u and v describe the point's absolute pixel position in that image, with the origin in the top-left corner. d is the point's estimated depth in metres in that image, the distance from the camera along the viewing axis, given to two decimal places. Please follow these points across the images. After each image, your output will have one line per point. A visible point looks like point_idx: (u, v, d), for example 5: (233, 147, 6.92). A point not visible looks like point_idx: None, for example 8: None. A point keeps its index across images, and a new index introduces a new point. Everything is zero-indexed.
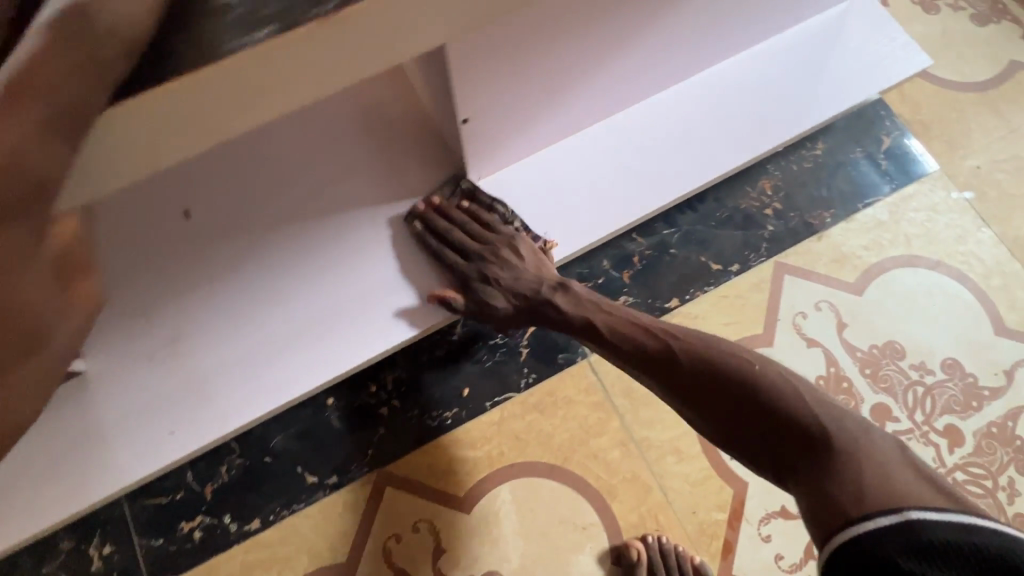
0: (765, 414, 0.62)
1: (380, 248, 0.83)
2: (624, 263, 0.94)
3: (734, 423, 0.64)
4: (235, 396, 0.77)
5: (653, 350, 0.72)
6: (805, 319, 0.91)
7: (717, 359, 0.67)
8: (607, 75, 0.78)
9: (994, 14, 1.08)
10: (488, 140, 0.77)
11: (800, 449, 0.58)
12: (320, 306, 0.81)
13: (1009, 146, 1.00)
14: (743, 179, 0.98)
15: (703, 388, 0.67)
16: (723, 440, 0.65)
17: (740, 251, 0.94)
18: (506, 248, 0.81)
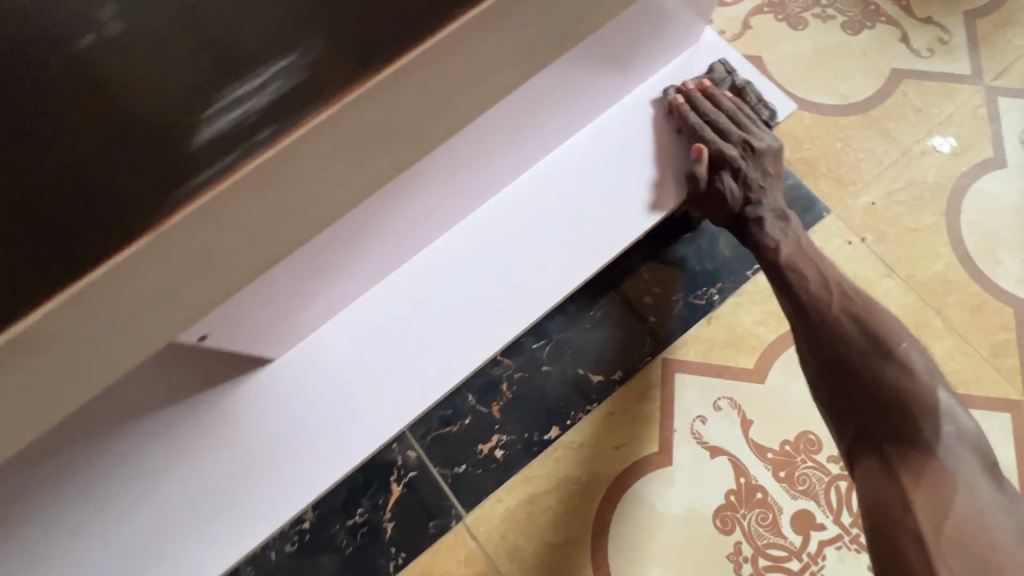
0: (876, 397, 0.59)
1: (253, 406, 0.69)
2: (492, 393, 0.81)
3: (842, 391, 0.62)
4: None
5: (813, 295, 0.67)
6: (705, 423, 0.79)
7: (849, 326, 0.64)
8: (407, 215, 0.60)
9: (867, 18, 0.96)
10: (264, 337, 0.60)
11: (892, 435, 0.57)
12: (197, 486, 0.67)
13: (904, 172, 0.89)
14: (615, 265, 0.85)
15: (825, 351, 0.64)
16: (823, 396, 0.64)
17: (622, 354, 0.82)
18: (755, 142, 0.75)
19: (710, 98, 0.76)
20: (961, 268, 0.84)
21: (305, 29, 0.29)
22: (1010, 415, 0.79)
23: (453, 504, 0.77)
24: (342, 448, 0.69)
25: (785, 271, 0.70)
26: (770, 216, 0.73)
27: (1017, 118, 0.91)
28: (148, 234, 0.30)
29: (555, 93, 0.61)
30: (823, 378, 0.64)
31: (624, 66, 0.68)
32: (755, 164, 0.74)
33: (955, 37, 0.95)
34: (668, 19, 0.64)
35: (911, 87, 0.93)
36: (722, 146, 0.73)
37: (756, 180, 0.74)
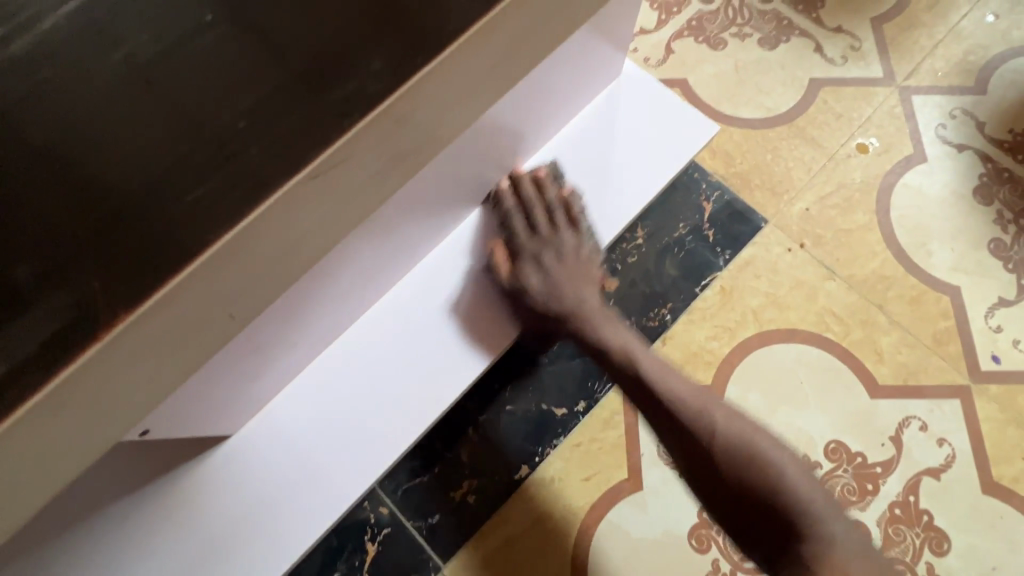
0: (739, 487, 0.54)
1: (245, 470, 0.68)
2: (458, 439, 0.81)
3: (709, 482, 0.57)
4: None
5: (692, 404, 0.60)
6: None
7: (702, 416, 0.59)
8: (359, 278, 0.60)
9: (782, 32, 1.01)
10: (215, 417, 0.58)
11: (779, 534, 0.51)
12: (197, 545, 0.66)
13: (832, 175, 0.93)
14: None
15: (696, 455, 0.58)
16: (694, 482, 0.58)
17: (583, 385, 0.83)
18: (561, 245, 0.74)
19: (520, 190, 0.75)
20: (896, 263, 0.88)
21: (220, 134, 0.34)
22: (958, 400, 0.82)
23: (431, 555, 0.77)
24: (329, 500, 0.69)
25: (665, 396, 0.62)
26: (588, 309, 0.72)
27: (932, 113, 0.95)
28: (222, 207, 0.33)
29: (492, 146, 0.62)
30: (721, 501, 0.56)
31: (552, 108, 0.70)
32: (557, 260, 0.74)
33: (865, 43, 1.00)
34: (444, 193, 0.62)
35: (830, 93, 0.97)
36: (520, 245, 0.73)
37: (578, 291, 0.73)
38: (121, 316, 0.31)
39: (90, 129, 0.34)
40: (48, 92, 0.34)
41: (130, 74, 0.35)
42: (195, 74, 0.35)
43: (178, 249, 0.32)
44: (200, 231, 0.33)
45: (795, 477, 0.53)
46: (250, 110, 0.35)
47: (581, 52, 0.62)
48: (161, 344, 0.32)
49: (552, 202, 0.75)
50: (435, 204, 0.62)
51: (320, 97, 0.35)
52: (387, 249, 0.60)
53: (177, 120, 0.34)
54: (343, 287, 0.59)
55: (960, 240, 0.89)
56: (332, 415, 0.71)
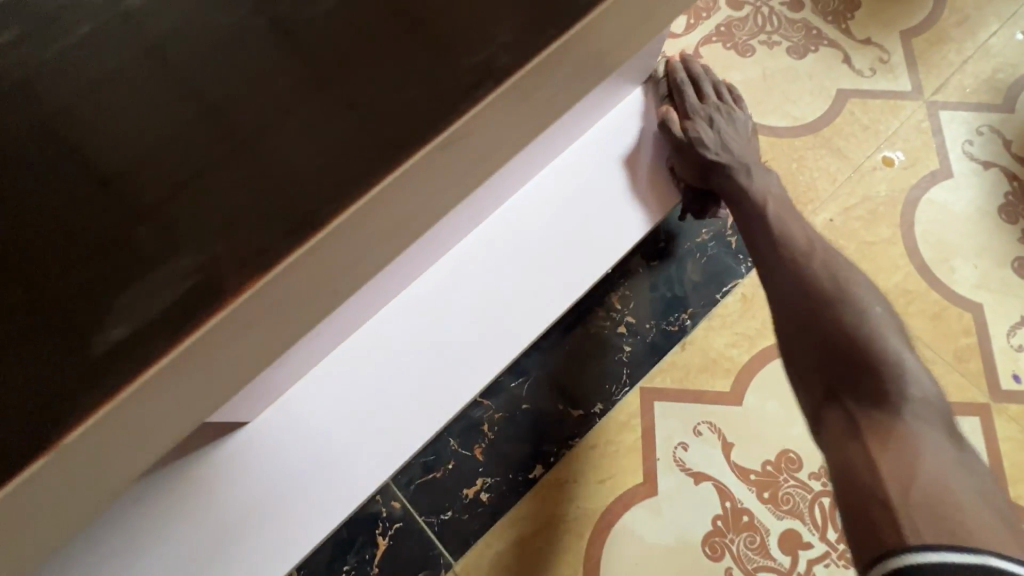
0: (828, 344, 0.56)
1: (266, 462, 0.68)
2: (473, 436, 0.80)
3: (797, 336, 0.58)
4: None
5: (800, 272, 0.62)
6: (686, 450, 0.80)
7: (808, 278, 0.61)
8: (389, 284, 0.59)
9: (810, 41, 1.01)
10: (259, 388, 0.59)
11: (852, 390, 0.53)
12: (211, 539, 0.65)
13: (857, 187, 0.92)
14: (588, 297, 0.86)
15: (791, 313, 0.60)
16: (782, 339, 0.60)
17: (600, 386, 0.82)
18: (728, 113, 0.76)
19: (697, 65, 0.77)
20: (919, 277, 0.87)
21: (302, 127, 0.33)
22: (978, 418, 0.81)
23: (441, 552, 0.77)
24: (344, 497, 0.69)
25: (777, 252, 0.65)
26: (751, 163, 0.74)
27: (958, 129, 0.95)
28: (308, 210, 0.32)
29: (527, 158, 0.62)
30: (801, 356, 0.58)
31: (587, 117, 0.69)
32: (726, 122, 0.75)
33: (893, 56, 0.99)
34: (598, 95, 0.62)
35: (857, 105, 0.97)
36: (692, 105, 0.75)
37: (742, 154, 0.74)
38: (183, 335, 0.30)
39: (160, 118, 0.32)
40: (69, 100, 0.31)
41: (170, 69, 0.32)
42: (221, 79, 0.33)
43: (265, 248, 0.31)
44: (287, 231, 0.32)
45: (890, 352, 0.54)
46: (307, 108, 0.33)
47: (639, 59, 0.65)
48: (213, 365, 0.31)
49: (719, 82, 0.78)
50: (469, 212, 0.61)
51: (356, 104, 0.34)
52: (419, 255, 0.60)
53: (248, 116, 0.33)
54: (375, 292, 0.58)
55: (985, 256, 0.88)
56: (371, 390, 0.71)
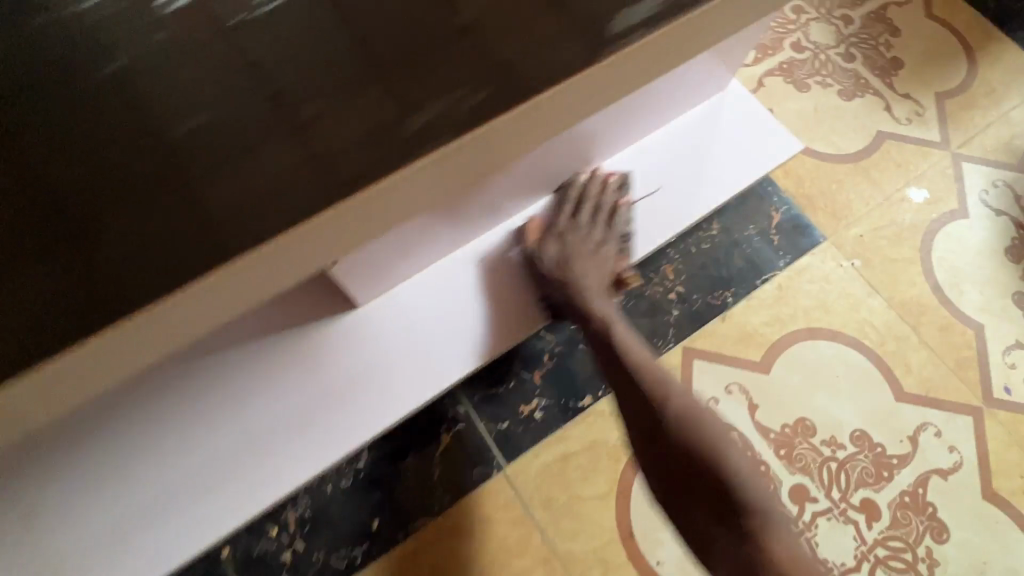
0: (698, 475, 0.68)
1: (365, 344, 0.81)
2: (535, 363, 0.92)
3: (676, 469, 0.70)
4: (190, 519, 0.74)
5: (673, 405, 0.73)
6: (717, 404, 0.92)
7: (672, 414, 0.72)
8: (509, 178, 0.73)
9: (858, 88, 1.17)
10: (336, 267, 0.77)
11: (722, 516, 0.65)
12: (299, 402, 0.78)
13: (886, 212, 1.07)
14: (645, 265, 0.99)
15: (668, 448, 0.71)
16: (659, 467, 0.72)
17: (648, 339, 0.95)
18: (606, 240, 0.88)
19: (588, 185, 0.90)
20: (932, 295, 1.01)
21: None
22: (971, 418, 0.93)
23: (495, 455, 0.87)
24: (427, 377, 0.81)
25: (638, 375, 0.76)
26: (590, 292, 0.84)
27: (977, 180, 1.10)
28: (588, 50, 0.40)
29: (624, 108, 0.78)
30: (683, 488, 0.69)
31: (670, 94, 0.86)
32: (596, 249, 0.87)
33: (928, 111, 1.15)
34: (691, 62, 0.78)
35: (893, 146, 1.12)
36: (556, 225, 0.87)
37: (589, 274, 0.85)
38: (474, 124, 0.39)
39: None
40: None
41: None
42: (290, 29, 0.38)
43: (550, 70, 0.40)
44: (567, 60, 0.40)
45: (742, 475, 0.68)
46: None
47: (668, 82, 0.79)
48: (159, 327, 0.37)
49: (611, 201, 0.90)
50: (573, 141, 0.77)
51: None
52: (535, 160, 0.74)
53: None
54: (498, 186, 0.74)
55: (989, 286, 1.02)
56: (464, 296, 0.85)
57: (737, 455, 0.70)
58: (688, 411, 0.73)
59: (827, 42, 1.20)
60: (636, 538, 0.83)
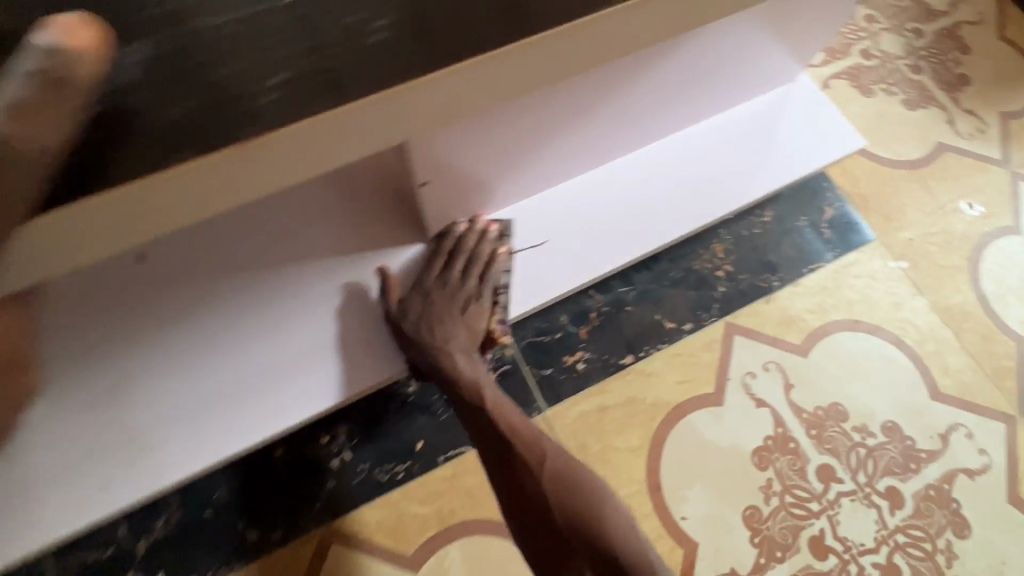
0: (579, 551, 0.71)
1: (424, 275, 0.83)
2: (582, 319, 0.96)
3: (552, 547, 0.73)
4: (231, 419, 0.76)
5: (557, 479, 0.74)
6: (754, 378, 0.94)
7: (546, 488, 0.73)
8: (589, 129, 0.78)
9: (923, 100, 1.19)
10: (395, 172, 0.79)
11: None
12: (352, 322, 0.80)
13: (939, 221, 1.08)
14: (697, 242, 1.03)
15: (544, 525, 0.73)
16: (533, 540, 0.74)
17: (693, 310, 0.98)
18: (489, 292, 0.83)
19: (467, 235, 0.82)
20: (977, 304, 1.02)
21: None
22: (1004, 425, 0.94)
23: (535, 396, 0.91)
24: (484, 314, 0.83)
25: (507, 444, 0.76)
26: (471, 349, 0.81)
27: None
28: None
29: (704, 78, 0.83)
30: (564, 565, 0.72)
31: (746, 75, 0.90)
32: (467, 307, 0.82)
33: (991, 129, 1.17)
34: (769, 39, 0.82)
35: (952, 158, 1.14)
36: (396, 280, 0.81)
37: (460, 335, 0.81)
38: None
39: None
40: None
41: None
42: None
43: None
44: None
45: (623, 545, 0.71)
46: None
47: (751, 37, 0.79)
48: (237, 172, 0.39)
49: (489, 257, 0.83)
50: (653, 103, 0.82)
51: None
52: (615, 114, 0.78)
53: None
54: (579, 134, 0.78)
55: None
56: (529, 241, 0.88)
57: (616, 525, 0.73)
58: (572, 484, 0.74)
59: (896, 52, 1.22)
60: (663, 491, 0.87)
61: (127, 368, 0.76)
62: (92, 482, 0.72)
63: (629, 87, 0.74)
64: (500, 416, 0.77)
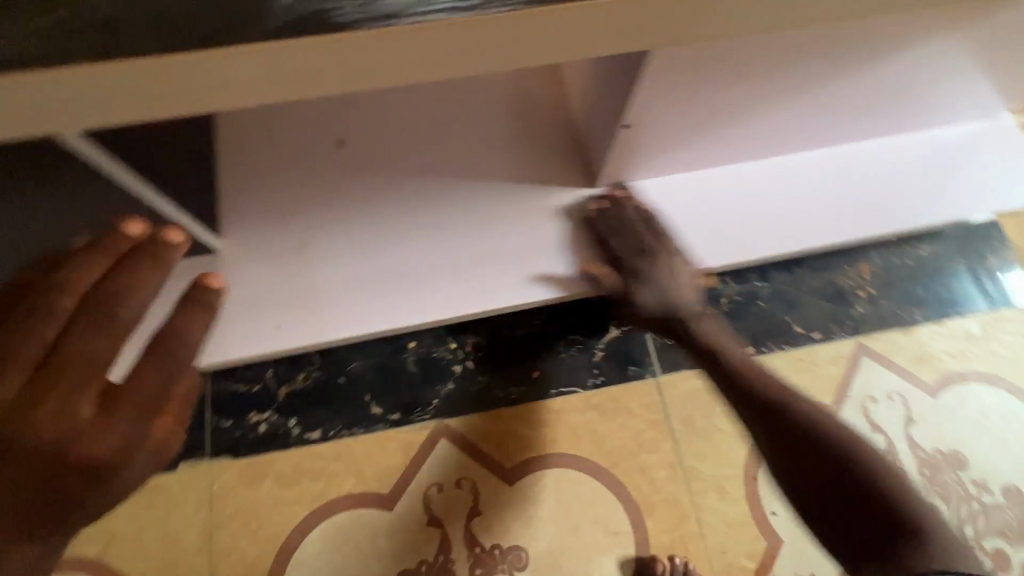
0: (823, 458, 0.63)
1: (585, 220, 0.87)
2: (712, 301, 0.97)
3: (787, 455, 0.65)
4: (391, 302, 0.83)
5: (786, 398, 0.69)
6: (874, 403, 0.93)
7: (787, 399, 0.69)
8: (784, 116, 0.79)
9: None
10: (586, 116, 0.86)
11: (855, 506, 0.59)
12: (511, 244, 0.86)
13: None
14: (844, 257, 1.01)
15: (779, 433, 0.67)
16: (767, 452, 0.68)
17: (825, 321, 0.97)
18: (672, 260, 0.84)
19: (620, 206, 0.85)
20: None
21: None
22: None
23: (652, 361, 0.93)
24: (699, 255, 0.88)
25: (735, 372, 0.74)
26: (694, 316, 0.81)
27: None
28: None
29: (906, 92, 0.81)
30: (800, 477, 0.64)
31: (950, 99, 0.87)
32: (668, 274, 0.83)
33: None
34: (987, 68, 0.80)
35: None
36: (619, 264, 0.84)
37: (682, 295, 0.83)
38: None
39: None
40: None
41: None
42: None
43: None
44: None
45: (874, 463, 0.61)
46: None
47: (975, 64, 0.78)
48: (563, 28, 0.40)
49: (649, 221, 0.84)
50: (853, 104, 0.81)
51: None
52: (812, 107, 0.78)
53: None
54: (770, 122, 0.80)
55: None
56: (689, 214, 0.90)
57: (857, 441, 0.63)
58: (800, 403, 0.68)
59: None
60: (759, 483, 0.87)
61: (309, 234, 0.85)
62: (266, 317, 0.82)
63: (866, 68, 0.71)
64: (715, 349, 0.77)
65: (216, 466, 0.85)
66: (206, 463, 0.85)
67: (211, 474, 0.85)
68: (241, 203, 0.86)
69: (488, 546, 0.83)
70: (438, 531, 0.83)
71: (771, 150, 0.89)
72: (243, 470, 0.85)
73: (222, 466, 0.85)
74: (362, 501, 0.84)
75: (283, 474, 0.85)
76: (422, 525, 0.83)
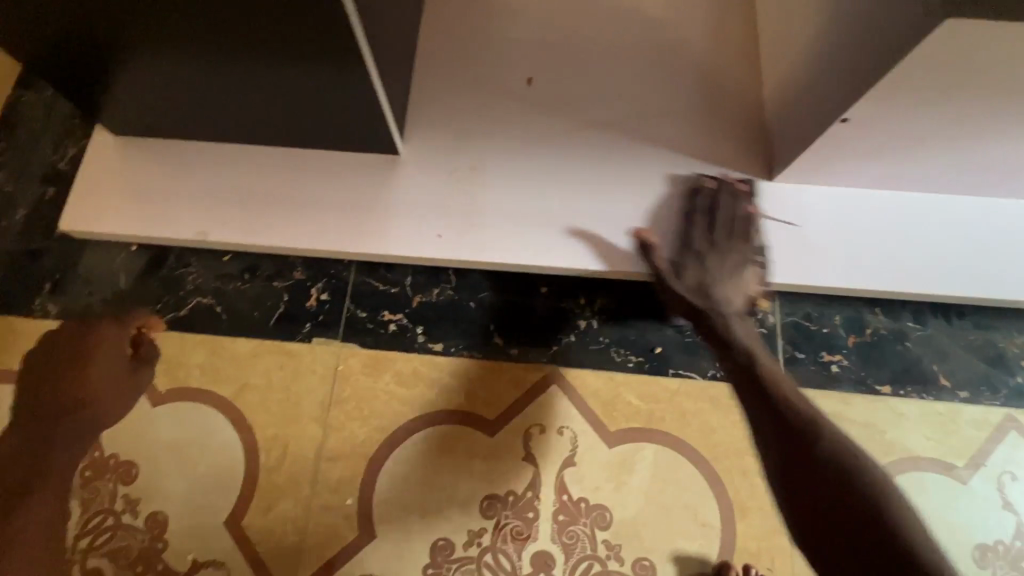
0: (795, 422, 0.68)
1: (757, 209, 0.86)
2: (855, 328, 0.92)
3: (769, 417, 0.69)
4: (544, 239, 0.85)
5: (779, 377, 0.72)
6: (1012, 481, 0.86)
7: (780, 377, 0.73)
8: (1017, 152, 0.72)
9: None
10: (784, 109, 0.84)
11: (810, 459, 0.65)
12: (672, 214, 0.86)
13: None
14: (1014, 322, 0.93)
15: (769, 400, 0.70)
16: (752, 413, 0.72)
17: (975, 382, 0.90)
18: (740, 259, 0.81)
19: (722, 193, 0.84)
20: None
21: None
22: None
23: None
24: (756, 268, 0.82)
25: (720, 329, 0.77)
26: (731, 316, 0.78)
27: None
28: None
29: None
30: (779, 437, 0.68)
31: None
32: (732, 271, 0.81)
33: None
34: None
35: None
36: (687, 240, 0.82)
37: (732, 295, 0.80)
38: None
39: None
40: None
41: None
42: None
43: None
44: None
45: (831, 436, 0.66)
46: None
47: None
48: None
49: (738, 214, 0.83)
50: None
51: None
52: None
53: None
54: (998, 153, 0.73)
55: None
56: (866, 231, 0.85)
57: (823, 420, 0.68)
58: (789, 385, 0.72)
59: None
60: None
61: (482, 159, 0.88)
62: (430, 224, 0.86)
63: None
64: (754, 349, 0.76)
65: (345, 350, 0.91)
66: (337, 344, 0.91)
67: (338, 356, 0.91)
68: (426, 117, 0.90)
69: (574, 497, 0.84)
70: (531, 468, 0.85)
71: (977, 187, 0.83)
72: (367, 359, 0.91)
73: (349, 351, 0.91)
74: (466, 421, 0.88)
75: (401, 374, 0.90)
76: (518, 458, 0.86)
